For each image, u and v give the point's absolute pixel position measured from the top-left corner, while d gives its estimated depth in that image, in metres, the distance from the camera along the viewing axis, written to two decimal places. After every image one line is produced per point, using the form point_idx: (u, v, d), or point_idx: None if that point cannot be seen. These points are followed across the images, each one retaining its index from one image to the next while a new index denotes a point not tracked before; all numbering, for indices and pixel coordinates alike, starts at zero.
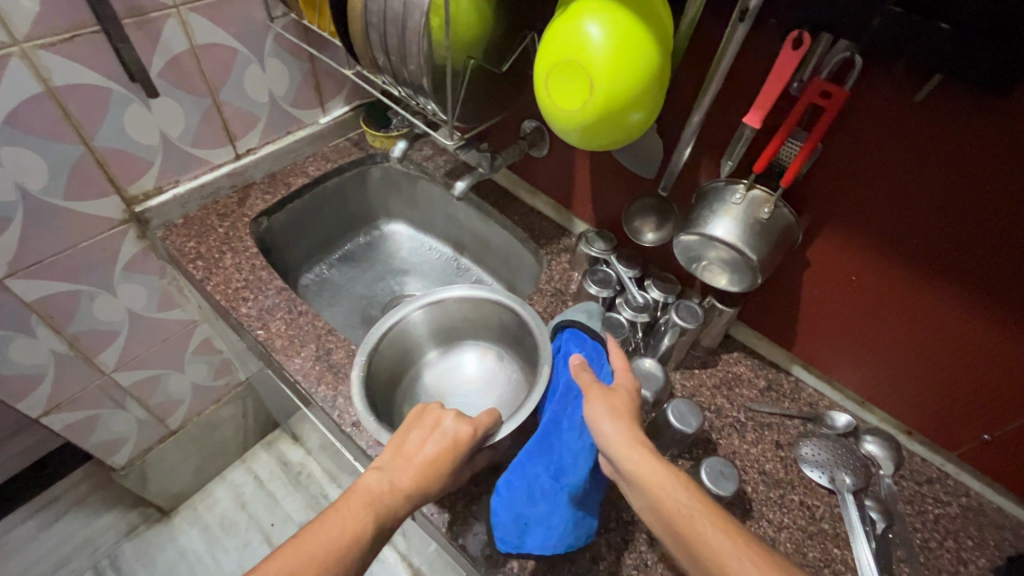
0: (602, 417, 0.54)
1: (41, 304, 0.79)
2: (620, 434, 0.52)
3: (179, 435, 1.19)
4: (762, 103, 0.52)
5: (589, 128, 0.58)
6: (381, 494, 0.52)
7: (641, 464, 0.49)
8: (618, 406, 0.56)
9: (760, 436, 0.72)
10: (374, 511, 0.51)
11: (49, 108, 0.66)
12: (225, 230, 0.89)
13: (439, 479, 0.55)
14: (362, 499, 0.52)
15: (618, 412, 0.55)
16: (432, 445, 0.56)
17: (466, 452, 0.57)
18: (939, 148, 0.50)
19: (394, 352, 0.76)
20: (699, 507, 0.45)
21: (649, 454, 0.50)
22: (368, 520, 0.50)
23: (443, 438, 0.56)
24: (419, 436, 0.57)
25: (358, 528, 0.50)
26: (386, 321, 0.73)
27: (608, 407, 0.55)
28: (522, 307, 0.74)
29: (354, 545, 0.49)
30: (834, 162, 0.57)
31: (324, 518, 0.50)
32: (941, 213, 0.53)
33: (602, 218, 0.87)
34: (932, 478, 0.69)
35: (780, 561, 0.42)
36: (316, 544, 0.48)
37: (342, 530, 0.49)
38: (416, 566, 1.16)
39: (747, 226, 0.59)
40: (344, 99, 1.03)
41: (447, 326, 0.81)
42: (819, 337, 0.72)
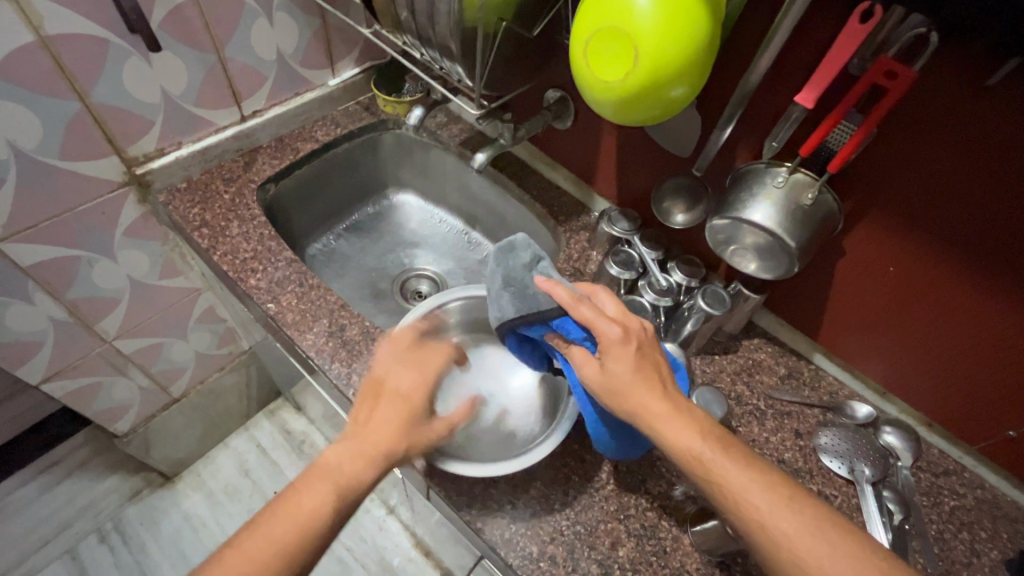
0: (619, 386, 0.49)
1: (40, 269, 0.76)
2: (643, 401, 0.48)
3: (182, 403, 1.18)
4: (820, 79, 0.49)
5: (628, 102, 0.54)
6: (344, 474, 0.49)
7: (666, 431, 0.47)
8: (620, 373, 0.49)
9: (780, 424, 0.71)
10: (332, 485, 0.49)
11: (42, 60, 0.61)
12: (230, 196, 0.85)
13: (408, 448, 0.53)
14: (322, 482, 0.49)
15: (636, 380, 0.49)
16: (396, 415, 0.53)
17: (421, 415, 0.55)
18: (1001, 139, 0.47)
19: (431, 333, 0.75)
20: (748, 478, 0.44)
21: (672, 414, 0.47)
22: (330, 501, 0.48)
23: (409, 405, 0.54)
24: (377, 409, 0.54)
25: (319, 513, 0.48)
26: (433, 301, 0.73)
27: (613, 376, 0.49)
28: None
29: (315, 527, 0.47)
30: (888, 147, 0.54)
31: (282, 506, 0.48)
32: (989, 211, 0.51)
33: (625, 195, 0.84)
34: (948, 471, 0.69)
35: (818, 513, 0.43)
36: (277, 531, 0.46)
37: (307, 518, 0.47)
38: (420, 536, 1.18)
39: (787, 211, 0.57)
40: (355, 60, 0.97)
41: (481, 322, 0.79)
42: (844, 326, 0.70)
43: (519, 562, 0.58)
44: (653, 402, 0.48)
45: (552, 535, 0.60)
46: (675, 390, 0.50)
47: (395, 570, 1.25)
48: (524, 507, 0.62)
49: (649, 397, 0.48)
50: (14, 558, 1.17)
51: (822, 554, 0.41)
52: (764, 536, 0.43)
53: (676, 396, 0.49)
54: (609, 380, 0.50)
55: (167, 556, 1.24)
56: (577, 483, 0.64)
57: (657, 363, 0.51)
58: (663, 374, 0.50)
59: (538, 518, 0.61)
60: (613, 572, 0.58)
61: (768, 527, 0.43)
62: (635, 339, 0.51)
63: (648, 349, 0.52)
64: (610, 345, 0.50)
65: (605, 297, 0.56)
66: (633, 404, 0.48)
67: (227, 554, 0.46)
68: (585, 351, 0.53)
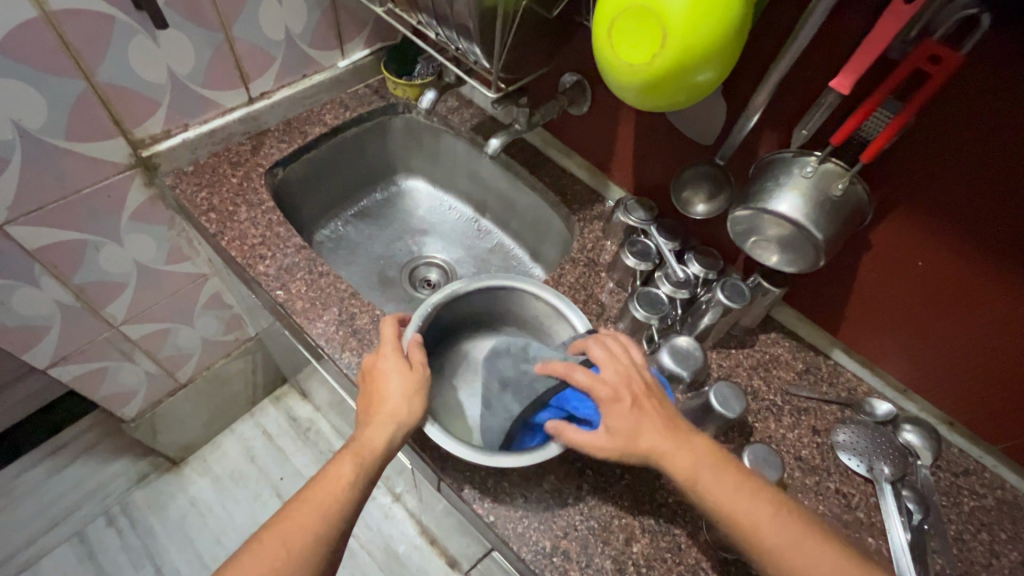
0: (621, 439, 0.51)
1: (46, 252, 0.75)
2: (649, 442, 0.51)
3: (188, 388, 1.17)
4: (857, 63, 0.46)
5: (653, 86, 0.52)
6: (361, 444, 0.54)
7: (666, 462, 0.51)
8: (622, 427, 0.52)
9: (797, 420, 0.70)
10: (352, 456, 0.53)
11: (46, 36, 0.60)
12: (238, 180, 0.84)
13: (415, 409, 0.56)
14: (343, 453, 0.54)
15: (633, 428, 0.52)
16: (397, 383, 0.57)
17: (401, 372, 0.57)
18: None
19: (443, 321, 0.72)
20: (744, 498, 0.49)
21: (675, 449, 0.51)
22: (355, 466, 0.53)
23: (406, 371, 0.57)
24: (373, 389, 0.57)
25: (348, 479, 0.52)
26: (448, 290, 0.69)
27: (614, 430, 0.52)
28: (574, 315, 0.68)
29: (347, 491, 0.52)
30: (924, 137, 0.52)
31: (313, 485, 0.52)
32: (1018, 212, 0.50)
33: (641, 184, 0.82)
34: (968, 470, 0.68)
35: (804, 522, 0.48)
36: (313, 503, 0.50)
37: (337, 485, 0.52)
38: (425, 524, 1.18)
39: (816, 202, 0.54)
40: (364, 41, 0.94)
41: (497, 311, 0.76)
42: (866, 320, 0.68)
43: (532, 557, 0.58)
44: (656, 441, 0.51)
45: (565, 530, 0.59)
46: (679, 423, 0.53)
47: (400, 558, 1.26)
48: (537, 501, 0.61)
49: (650, 436, 0.51)
50: (23, 540, 1.18)
51: (804, 558, 0.46)
52: (765, 549, 0.47)
53: (679, 431, 0.52)
54: (610, 435, 0.52)
55: (174, 539, 1.25)
56: (591, 478, 0.63)
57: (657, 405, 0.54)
58: (664, 415, 0.53)
59: (551, 513, 0.60)
60: (627, 569, 0.58)
61: (759, 538, 0.47)
62: (630, 394, 0.54)
63: (647, 395, 0.54)
64: (604, 403, 0.53)
65: (595, 345, 0.58)
66: (638, 448, 0.51)
67: (269, 535, 0.49)
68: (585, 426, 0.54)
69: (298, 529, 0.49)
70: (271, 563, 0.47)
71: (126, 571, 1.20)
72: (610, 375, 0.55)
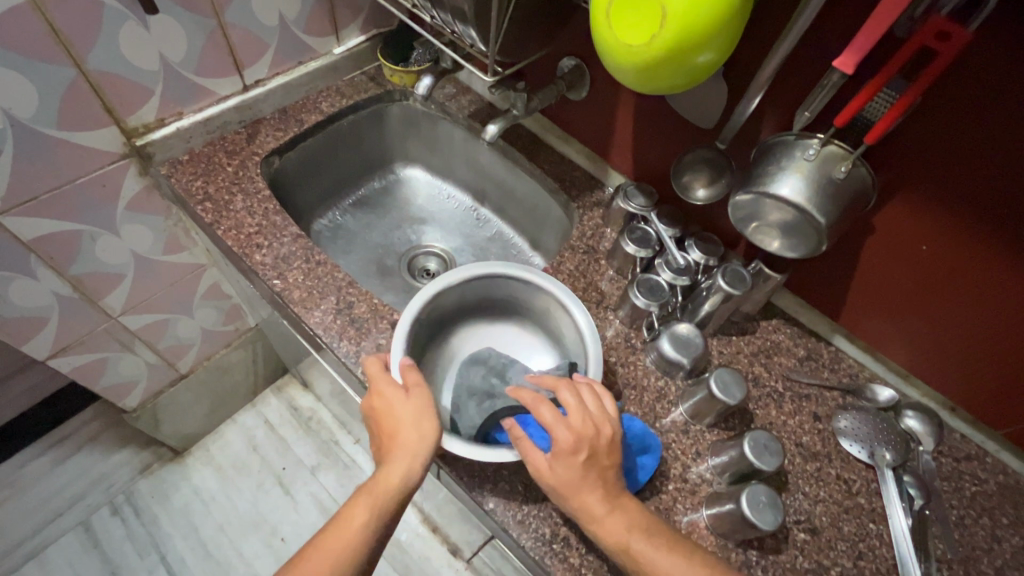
0: (566, 490, 0.52)
1: (41, 243, 0.74)
2: (585, 502, 0.51)
3: (189, 378, 1.17)
4: (862, 43, 0.45)
5: (650, 68, 0.51)
6: (374, 485, 0.54)
7: (599, 526, 0.51)
8: (566, 479, 0.52)
9: (798, 407, 0.69)
10: (367, 499, 0.53)
11: (34, 22, 0.58)
12: (234, 168, 0.83)
13: (425, 439, 0.55)
14: (359, 496, 0.54)
15: (580, 482, 0.52)
16: (406, 418, 0.56)
17: (411, 408, 0.56)
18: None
19: (446, 304, 0.72)
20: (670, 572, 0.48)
21: (609, 513, 0.51)
22: (372, 506, 0.53)
23: (410, 401, 0.57)
24: (383, 424, 0.57)
25: (367, 521, 0.53)
26: (450, 275, 0.69)
27: (563, 480, 0.52)
28: (577, 308, 0.67)
29: (362, 534, 0.52)
30: (929, 119, 0.51)
31: (331, 527, 0.53)
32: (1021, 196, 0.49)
33: (641, 170, 0.81)
34: (970, 455, 0.67)
35: None
36: (332, 546, 0.52)
37: (356, 529, 0.52)
38: (427, 512, 1.19)
39: (818, 186, 0.53)
40: (360, 27, 0.93)
41: (495, 298, 0.76)
42: (870, 305, 0.68)
43: (531, 543, 0.58)
44: (594, 502, 0.51)
45: (565, 517, 0.59)
46: (620, 488, 0.53)
47: (403, 545, 1.27)
48: (536, 489, 0.61)
49: (593, 498, 0.51)
50: (29, 530, 1.19)
51: None
52: None
53: (618, 496, 0.52)
54: (557, 482, 0.52)
55: (178, 528, 1.26)
56: None
57: (607, 466, 0.54)
58: (609, 480, 0.53)
59: (551, 501, 0.60)
60: None
61: None
62: (586, 448, 0.53)
63: (603, 454, 0.54)
64: (560, 450, 0.52)
65: (570, 386, 0.57)
66: (578, 504, 0.51)
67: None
68: (536, 449, 0.54)
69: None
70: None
71: (132, 560, 1.21)
72: (576, 423, 0.54)
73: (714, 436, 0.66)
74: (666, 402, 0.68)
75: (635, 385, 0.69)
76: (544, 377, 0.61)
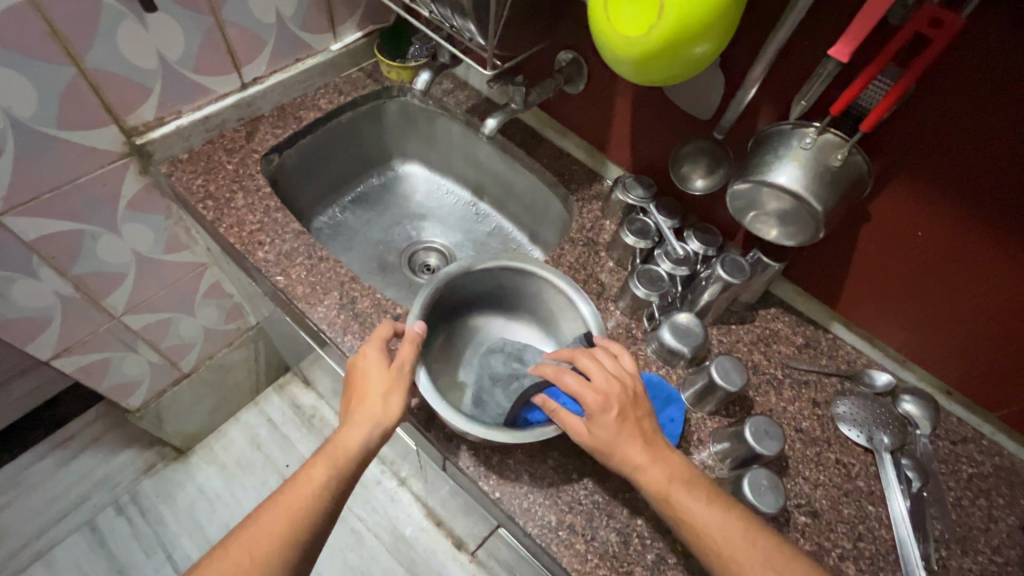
0: (606, 446, 0.53)
1: (44, 243, 0.75)
2: (627, 457, 0.53)
3: (191, 377, 1.18)
4: (856, 31, 0.45)
5: (649, 61, 0.51)
6: (337, 448, 0.55)
7: (643, 476, 0.52)
8: (603, 435, 0.53)
9: (797, 393, 0.70)
10: (329, 461, 0.55)
11: (33, 22, 0.59)
12: (234, 166, 0.83)
13: (393, 411, 0.57)
14: (318, 458, 0.55)
15: (620, 437, 0.53)
16: (381, 387, 0.57)
17: (387, 377, 0.58)
18: None
19: (452, 295, 0.73)
20: (716, 515, 0.50)
21: (652, 463, 0.52)
22: (330, 469, 0.54)
23: (386, 373, 0.58)
24: (358, 391, 0.58)
25: (321, 483, 0.54)
26: (462, 264, 0.70)
27: (602, 437, 0.53)
28: (583, 301, 0.68)
29: (320, 498, 0.53)
30: (925, 106, 0.52)
31: (288, 487, 0.53)
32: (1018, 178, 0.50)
33: (639, 162, 0.81)
34: (966, 438, 0.68)
35: (772, 541, 0.50)
36: (286, 506, 0.52)
37: (310, 489, 0.53)
38: (431, 506, 1.20)
39: (815, 174, 0.54)
40: (357, 23, 0.93)
41: (498, 291, 0.76)
42: (866, 291, 0.69)
43: (537, 531, 0.59)
44: (635, 454, 0.53)
45: (570, 505, 0.60)
46: (658, 438, 0.55)
47: (408, 540, 1.28)
48: (541, 477, 0.62)
49: (633, 450, 0.53)
50: (35, 530, 1.19)
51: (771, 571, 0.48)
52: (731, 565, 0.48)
53: (657, 446, 0.54)
54: (595, 440, 0.54)
55: (183, 526, 1.26)
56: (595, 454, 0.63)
57: (641, 418, 0.55)
58: (646, 431, 0.54)
59: (556, 489, 0.61)
60: (632, 540, 0.59)
61: (727, 555, 0.48)
62: (617, 405, 0.54)
63: (634, 406, 0.55)
64: (593, 409, 0.54)
65: (586, 354, 0.58)
66: (619, 458, 0.53)
67: (239, 536, 0.51)
68: (571, 414, 0.56)
69: (269, 533, 0.50)
70: (239, 566, 0.49)
71: (138, 558, 1.21)
72: (601, 383, 0.55)
73: (715, 423, 0.67)
74: None
75: None
76: (559, 351, 0.62)
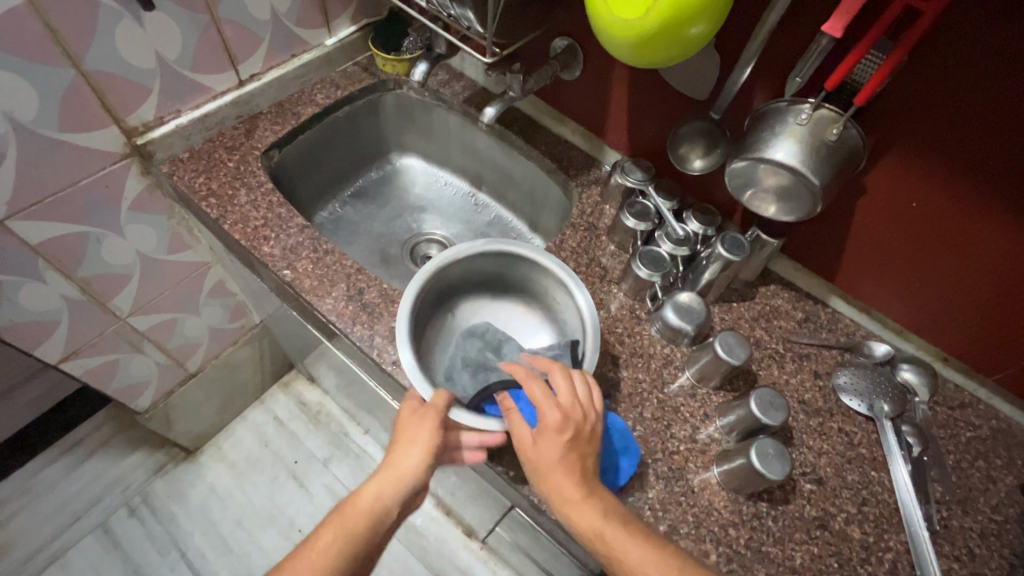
0: (547, 467, 0.54)
1: (49, 247, 0.75)
2: (559, 485, 0.53)
3: (198, 377, 1.19)
4: (849, 7, 0.46)
5: (644, 43, 0.52)
6: (353, 510, 0.55)
7: (573, 509, 0.52)
8: (547, 456, 0.54)
9: (799, 366, 0.72)
10: (344, 526, 0.54)
11: (32, 25, 0.59)
12: (235, 164, 0.84)
13: (412, 466, 0.56)
14: (330, 519, 0.55)
15: (561, 463, 0.54)
16: (416, 441, 0.57)
17: (423, 432, 0.57)
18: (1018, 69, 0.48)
19: (445, 283, 0.74)
20: (641, 561, 0.49)
21: (583, 499, 0.52)
22: (337, 530, 0.54)
23: (419, 420, 0.58)
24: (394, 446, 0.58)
25: (329, 549, 0.53)
26: (459, 249, 0.71)
27: (545, 456, 0.54)
28: (579, 291, 0.68)
29: (324, 564, 0.52)
30: (915, 79, 0.53)
31: (299, 550, 0.53)
32: (1004, 147, 0.52)
33: (636, 146, 0.82)
34: (964, 404, 0.70)
35: None
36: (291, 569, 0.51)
37: (314, 552, 0.52)
38: (440, 496, 1.22)
39: (812, 149, 0.55)
40: (350, 17, 0.93)
41: (490, 277, 0.77)
42: (862, 264, 0.70)
43: (552, 508, 0.60)
44: (567, 484, 0.53)
45: None
46: (596, 478, 0.55)
47: (418, 529, 1.29)
48: None
49: (569, 480, 0.53)
50: (49, 535, 1.20)
51: None
52: None
53: (593, 484, 0.54)
54: (537, 460, 0.54)
55: (195, 525, 1.27)
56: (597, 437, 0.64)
57: (587, 453, 0.55)
58: (588, 466, 0.55)
59: None
60: (644, 513, 0.60)
61: None
62: (571, 429, 0.55)
63: (583, 440, 0.56)
64: (545, 426, 0.55)
65: (561, 371, 0.59)
66: (552, 485, 0.53)
67: None
68: (524, 424, 0.57)
69: None
70: None
71: (153, 558, 1.23)
72: (564, 402, 0.56)
73: (720, 398, 0.68)
74: (672, 368, 0.70)
75: (641, 353, 0.71)
76: (538, 357, 0.62)
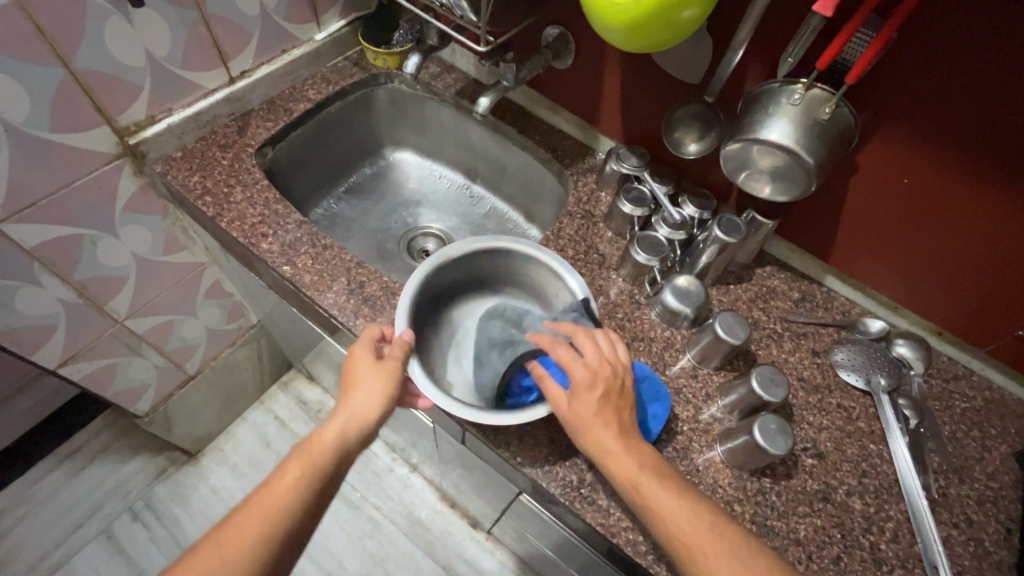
0: (586, 422, 0.54)
1: (44, 249, 0.74)
2: (598, 439, 0.54)
3: (197, 379, 1.18)
4: None
5: (636, 28, 0.53)
6: (315, 447, 0.55)
7: (613, 460, 0.53)
8: (582, 413, 0.55)
9: (797, 344, 0.73)
10: (309, 463, 0.55)
11: (19, 23, 0.58)
12: (229, 161, 0.83)
13: (374, 406, 0.58)
14: (293, 457, 0.55)
15: (598, 417, 0.54)
16: (374, 381, 0.59)
17: (382, 373, 0.60)
18: (1005, 41, 0.49)
19: (437, 286, 0.73)
20: (682, 508, 0.50)
21: (621, 450, 0.53)
22: (304, 466, 0.54)
23: (377, 365, 0.60)
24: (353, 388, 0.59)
25: (296, 484, 0.53)
26: (447, 253, 0.71)
27: (582, 413, 0.55)
28: (572, 276, 0.70)
29: (293, 497, 0.52)
30: (905, 57, 0.54)
31: (262, 489, 0.53)
32: (994, 119, 0.53)
33: (630, 132, 0.83)
34: (958, 375, 0.72)
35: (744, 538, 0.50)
36: (258, 505, 0.51)
37: (283, 487, 0.53)
38: (445, 489, 1.22)
39: (805, 128, 0.56)
40: (339, 12, 0.93)
41: (480, 276, 0.77)
42: (857, 244, 0.72)
43: (560, 491, 0.61)
44: (604, 437, 0.54)
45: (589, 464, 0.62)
46: (634, 430, 0.56)
47: (423, 523, 1.30)
48: (559, 439, 0.64)
49: (607, 433, 0.54)
50: (52, 542, 1.19)
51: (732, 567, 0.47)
52: (687, 553, 0.49)
53: (630, 436, 0.55)
54: (573, 418, 0.55)
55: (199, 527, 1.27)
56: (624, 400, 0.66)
57: (622, 407, 0.56)
58: (624, 419, 0.55)
59: (574, 452, 0.63)
60: None
61: (690, 548, 0.48)
62: (602, 384, 0.56)
63: (617, 394, 0.56)
64: (578, 384, 0.56)
65: (585, 333, 0.60)
66: (590, 439, 0.54)
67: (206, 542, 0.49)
68: (557, 387, 0.58)
69: (238, 538, 0.49)
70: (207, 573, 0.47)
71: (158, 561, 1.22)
72: (592, 361, 0.57)
73: (721, 377, 0.69)
74: (673, 351, 0.71)
75: (642, 337, 0.72)
76: (561, 324, 0.64)
